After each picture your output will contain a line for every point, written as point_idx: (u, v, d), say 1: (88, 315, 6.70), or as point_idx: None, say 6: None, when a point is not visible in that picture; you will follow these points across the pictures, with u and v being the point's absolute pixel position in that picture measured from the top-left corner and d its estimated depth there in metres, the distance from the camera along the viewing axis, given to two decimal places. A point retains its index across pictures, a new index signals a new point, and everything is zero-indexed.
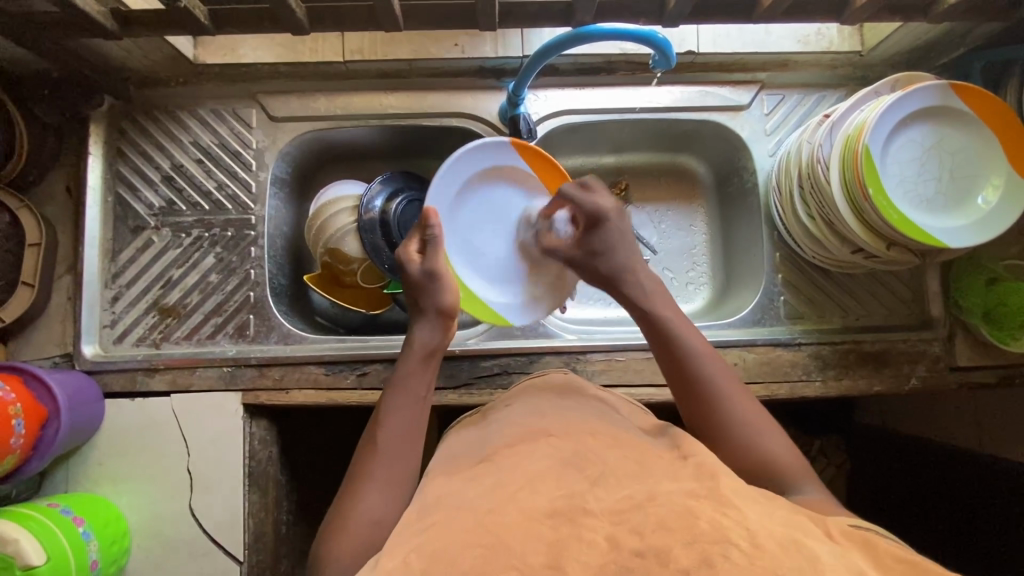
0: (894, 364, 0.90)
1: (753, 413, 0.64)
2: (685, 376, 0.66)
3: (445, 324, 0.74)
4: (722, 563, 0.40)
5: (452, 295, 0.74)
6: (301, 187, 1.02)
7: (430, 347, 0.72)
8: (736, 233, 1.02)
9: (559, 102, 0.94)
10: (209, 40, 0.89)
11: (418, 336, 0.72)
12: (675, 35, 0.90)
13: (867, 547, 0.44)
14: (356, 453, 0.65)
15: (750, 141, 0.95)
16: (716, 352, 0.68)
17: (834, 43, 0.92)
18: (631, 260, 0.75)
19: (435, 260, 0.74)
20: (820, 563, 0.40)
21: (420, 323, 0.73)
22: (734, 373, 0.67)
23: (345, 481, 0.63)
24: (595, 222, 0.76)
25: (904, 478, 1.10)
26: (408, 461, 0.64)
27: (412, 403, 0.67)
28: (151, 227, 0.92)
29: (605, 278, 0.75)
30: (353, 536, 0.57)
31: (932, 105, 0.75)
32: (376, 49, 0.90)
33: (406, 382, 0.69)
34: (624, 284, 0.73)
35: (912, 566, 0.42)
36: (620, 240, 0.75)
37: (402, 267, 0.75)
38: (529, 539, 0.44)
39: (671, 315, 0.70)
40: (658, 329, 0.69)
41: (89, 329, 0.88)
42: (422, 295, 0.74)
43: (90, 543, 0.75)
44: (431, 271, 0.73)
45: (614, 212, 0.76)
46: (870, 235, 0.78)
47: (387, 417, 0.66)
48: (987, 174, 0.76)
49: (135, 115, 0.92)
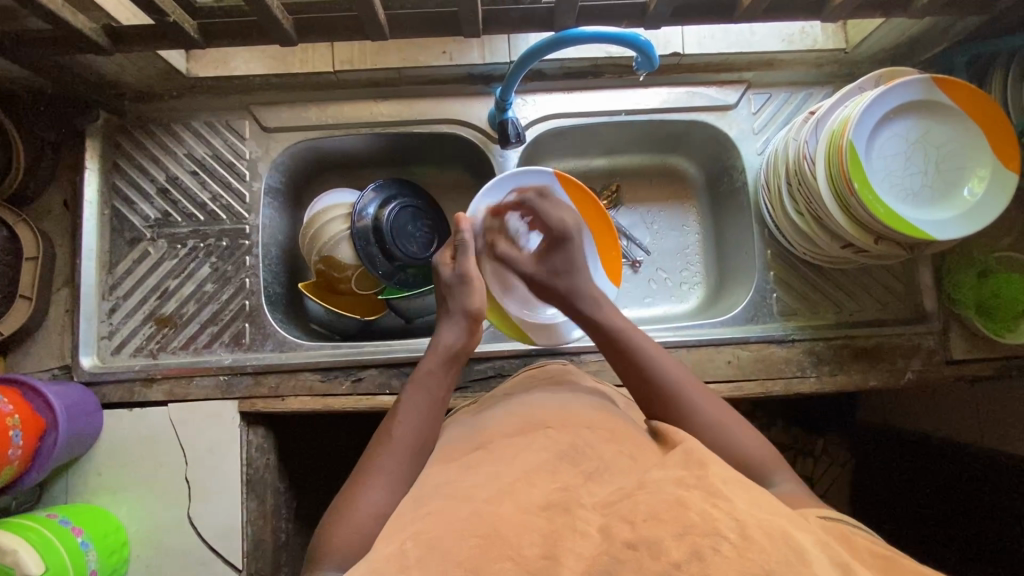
0: (890, 359, 0.90)
1: (719, 410, 0.64)
2: (649, 382, 0.66)
3: (472, 327, 0.76)
4: (712, 556, 0.39)
5: (480, 298, 0.77)
6: (296, 196, 1.04)
7: (455, 349, 0.74)
8: (728, 232, 1.03)
9: (547, 106, 0.95)
10: (202, 54, 0.91)
11: (444, 337, 0.75)
12: (659, 37, 0.92)
13: (854, 542, 0.45)
14: (368, 446, 0.66)
15: (738, 140, 0.96)
16: (667, 353, 0.70)
17: (819, 41, 0.92)
18: (588, 281, 0.79)
19: (466, 266, 0.78)
20: (807, 556, 0.39)
21: (446, 324, 0.76)
22: (693, 376, 0.68)
23: (351, 478, 0.63)
24: (558, 234, 0.82)
25: (905, 476, 1.09)
26: (411, 457, 0.64)
27: (428, 406, 0.68)
28: (147, 239, 0.93)
29: (562, 295, 0.78)
30: (350, 535, 0.57)
31: (916, 100, 0.75)
32: (366, 58, 0.91)
33: (429, 381, 0.70)
34: (581, 300, 0.76)
35: (890, 560, 0.42)
36: (580, 258, 0.81)
37: (436, 271, 0.81)
38: (523, 530, 0.43)
39: (628, 328, 0.72)
40: (608, 332, 0.72)
41: (87, 340, 0.89)
42: (453, 296, 0.77)
43: (88, 551, 0.76)
44: (461, 275, 0.78)
45: (576, 230, 0.83)
46: (857, 228, 0.78)
47: (400, 416, 0.67)
48: (973, 165, 0.76)
49: (130, 130, 0.94)
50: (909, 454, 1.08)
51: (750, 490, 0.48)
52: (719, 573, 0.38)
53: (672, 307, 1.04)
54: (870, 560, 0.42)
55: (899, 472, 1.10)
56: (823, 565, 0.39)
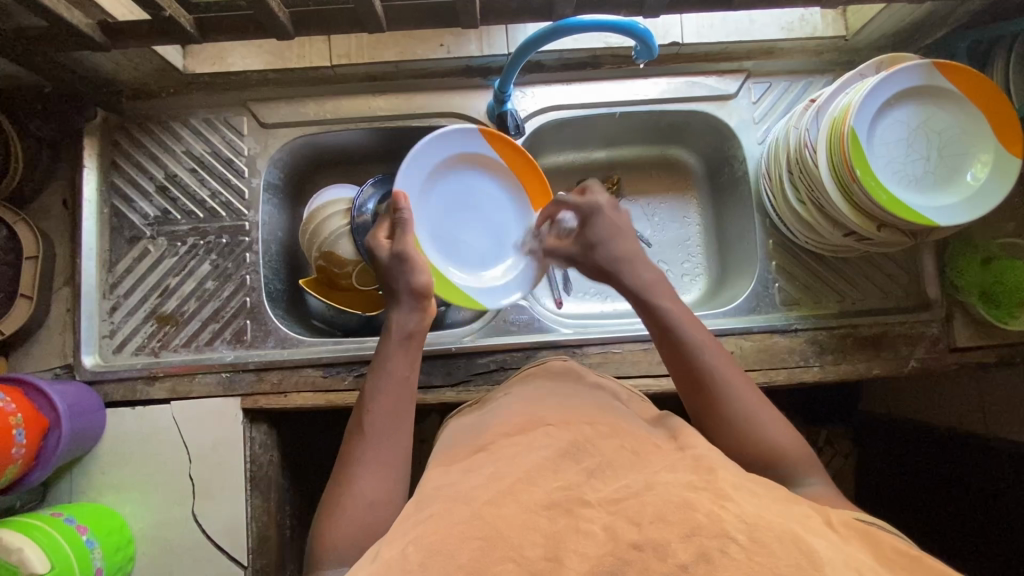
0: (892, 347, 0.89)
1: (752, 398, 0.63)
2: (689, 365, 0.65)
3: (423, 305, 0.73)
4: (720, 558, 0.39)
5: (425, 276, 0.73)
6: (295, 192, 1.03)
7: (408, 330, 0.71)
8: (729, 221, 1.02)
9: (546, 98, 0.95)
10: (198, 49, 0.91)
11: (395, 320, 0.72)
12: (658, 27, 0.91)
13: (865, 539, 0.44)
14: (343, 441, 0.65)
15: (739, 130, 0.95)
16: (715, 340, 0.68)
17: (819, 29, 0.92)
18: (626, 248, 0.74)
19: (403, 241, 0.74)
20: (816, 556, 0.39)
21: (396, 306, 0.72)
22: (731, 358, 0.66)
23: (335, 471, 0.63)
24: (587, 215, 0.77)
25: (909, 465, 1.09)
26: (393, 443, 0.64)
27: (395, 387, 0.67)
28: (147, 236, 0.93)
29: (601, 268, 0.74)
30: (349, 527, 0.57)
31: (917, 86, 0.75)
32: (363, 53, 0.91)
33: (388, 366, 0.68)
34: (622, 271, 0.72)
35: (911, 560, 0.42)
36: (615, 230, 0.75)
37: (372, 253, 0.75)
38: (527, 531, 0.43)
39: (673, 305, 0.69)
40: (661, 319, 0.68)
41: (88, 339, 0.89)
42: (395, 278, 0.73)
43: (94, 550, 0.76)
44: (399, 253, 0.73)
45: (608, 205, 0.77)
46: (860, 217, 0.78)
47: (367, 405, 0.66)
48: (976, 151, 0.76)
49: (128, 127, 0.94)
50: (911, 441, 1.08)
51: (757, 488, 0.48)
52: None
53: None
54: (880, 559, 0.42)
55: (901, 460, 1.10)
56: (833, 566, 0.39)
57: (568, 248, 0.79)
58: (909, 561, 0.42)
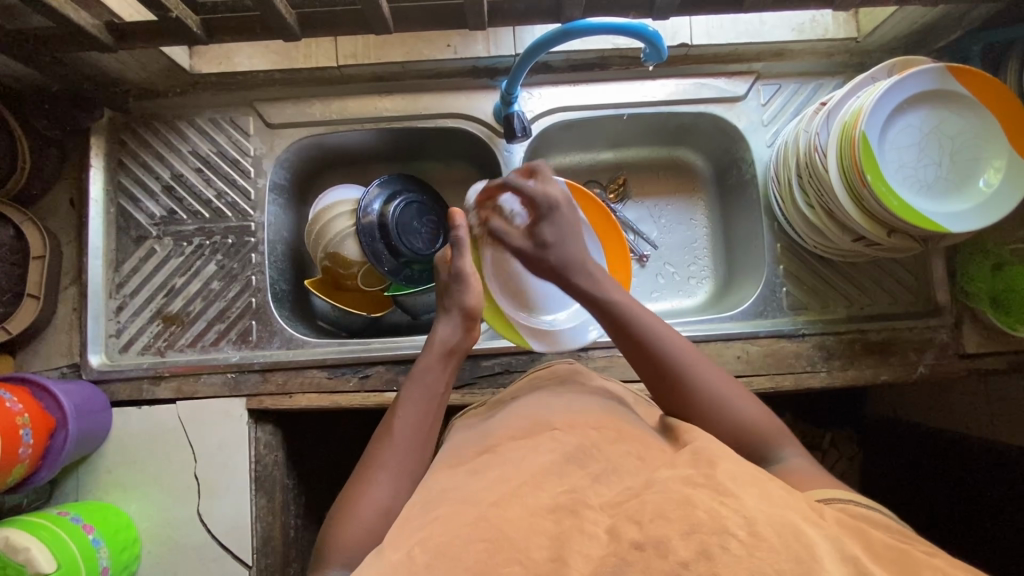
0: (901, 352, 0.89)
1: (709, 369, 0.65)
2: (651, 359, 0.65)
3: (469, 326, 0.74)
4: (721, 555, 0.39)
5: (476, 296, 0.74)
6: (300, 192, 1.03)
7: (450, 346, 0.72)
8: (737, 225, 1.02)
9: (553, 99, 0.94)
10: (205, 49, 0.90)
11: (439, 332, 0.73)
12: (666, 28, 0.90)
13: (867, 536, 0.43)
14: (369, 443, 0.65)
15: (747, 131, 0.95)
16: (677, 334, 0.68)
17: (830, 30, 0.90)
18: (579, 251, 0.74)
19: (463, 261, 0.74)
20: (818, 552, 0.39)
21: (443, 319, 0.73)
22: (692, 345, 0.67)
23: (355, 472, 0.63)
24: (544, 211, 0.75)
25: (917, 472, 1.08)
26: (414, 457, 0.64)
27: (426, 400, 0.67)
28: (153, 236, 0.93)
29: (554, 268, 0.74)
30: (360, 533, 0.57)
31: (928, 90, 0.74)
32: (369, 53, 0.90)
33: (425, 377, 0.69)
34: (576, 272, 0.72)
35: (909, 555, 0.41)
36: (569, 229, 0.75)
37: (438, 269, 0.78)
38: (531, 534, 0.43)
39: (626, 301, 0.70)
40: (614, 314, 0.69)
41: (94, 338, 0.89)
42: (448, 294, 0.74)
43: (100, 550, 0.76)
44: (458, 272, 0.74)
45: (562, 202, 0.75)
46: (871, 223, 0.77)
47: (399, 413, 0.66)
48: (988, 157, 0.74)
49: (134, 127, 0.94)
50: (919, 448, 1.07)
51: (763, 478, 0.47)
52: (728, 573, 0.38)
53: (680, 302, 1.03)
54: (884, 555, 0.41)
55: (909, 466, 1.09)
56: (835, 564, 0.38)
57: (516, 240, 0.76)
58: (911, 557, 0.41)
